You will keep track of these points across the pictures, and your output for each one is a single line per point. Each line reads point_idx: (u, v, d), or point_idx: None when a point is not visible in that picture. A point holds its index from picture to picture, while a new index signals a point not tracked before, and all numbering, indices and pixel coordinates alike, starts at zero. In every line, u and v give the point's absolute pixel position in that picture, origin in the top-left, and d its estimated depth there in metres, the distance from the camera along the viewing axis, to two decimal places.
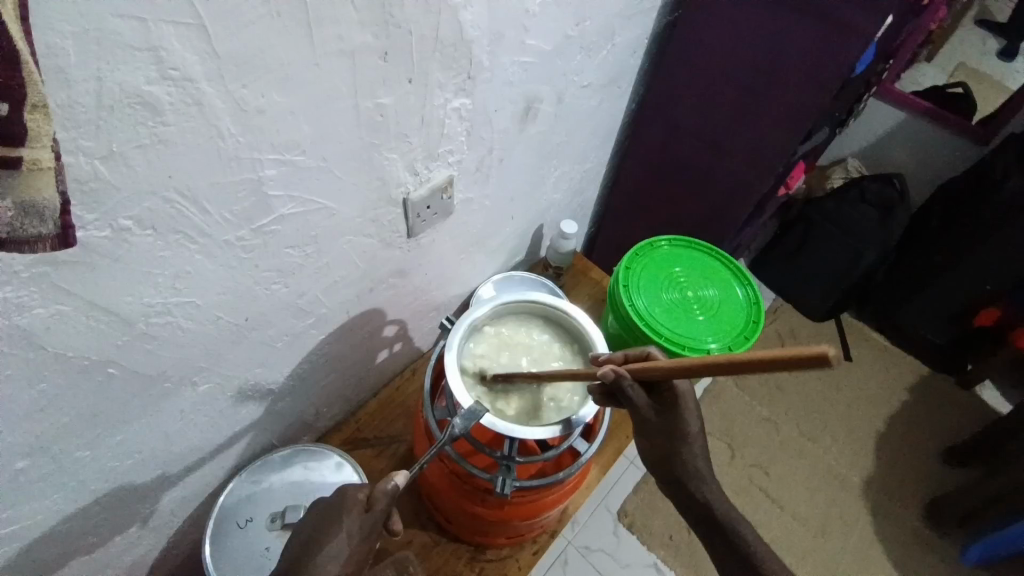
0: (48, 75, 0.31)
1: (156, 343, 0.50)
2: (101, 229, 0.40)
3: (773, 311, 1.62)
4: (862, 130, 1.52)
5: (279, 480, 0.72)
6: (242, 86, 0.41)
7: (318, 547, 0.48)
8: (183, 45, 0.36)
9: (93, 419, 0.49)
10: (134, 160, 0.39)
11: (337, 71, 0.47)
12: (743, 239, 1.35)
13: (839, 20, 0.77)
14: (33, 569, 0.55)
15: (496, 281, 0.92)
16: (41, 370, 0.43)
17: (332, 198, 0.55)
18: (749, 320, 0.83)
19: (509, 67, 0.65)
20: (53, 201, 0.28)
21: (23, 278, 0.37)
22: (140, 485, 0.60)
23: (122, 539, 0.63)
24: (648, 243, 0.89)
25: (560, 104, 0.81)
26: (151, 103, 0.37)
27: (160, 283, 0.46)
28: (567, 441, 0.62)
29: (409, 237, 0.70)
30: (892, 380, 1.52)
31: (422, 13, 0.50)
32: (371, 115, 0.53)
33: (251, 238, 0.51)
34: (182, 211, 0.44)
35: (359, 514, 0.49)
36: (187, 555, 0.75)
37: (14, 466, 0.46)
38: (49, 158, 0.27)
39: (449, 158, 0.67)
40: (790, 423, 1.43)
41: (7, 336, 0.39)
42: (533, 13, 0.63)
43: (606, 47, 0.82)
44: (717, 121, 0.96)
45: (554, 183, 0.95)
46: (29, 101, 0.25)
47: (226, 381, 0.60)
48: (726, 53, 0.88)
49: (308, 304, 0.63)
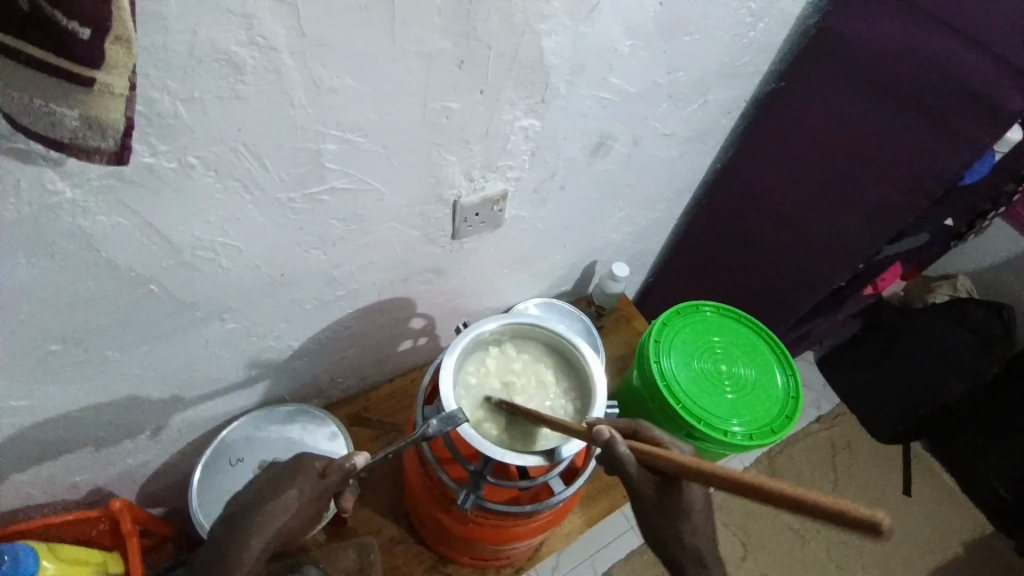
0: (151, 19, 0.36)
1: (196, 274, 0.55)
2: (170, 161, 0.44)
3: (830, 415, 1.48)
4: (980, 249, 1.37)
5: (277, 432, 0.76)
6: (321, 65, 0.45)
7: (274, 499, 0.50)
8: (274, 18, 0.40)
9: (127, 325, 0.55)
10: (210, 108, 0.43)
11: (411, 69, 0.50)
12: (811, 330, 1.26)
13: (954, 126, 0.71)
14: (48, 444, 0.62)
15: (535, 304, 0.93)
16: (92, 269, 0.48)
17: (384, 183, 0.58)
18: (783, 412, 0.77)
19: (586, 100, 0.66)
20: (118, 123, 0.32)
21: (94, 185, 0.43)
22: (156, 398, 0.66)
23: (129, 442, 0.69)
24: (693, 305, 0.86)
25: (636, 147, 0.80)
26: (234, 62, 0.41)
27: (211, 221, 0.51)
28: (545, 476, 0.61)
29: (453, 238, 0.72)
30: (948, 528, 1.36)
31: (505, 32, 0.52)
32: (436, 116, 0.55)
33: (302, 202, 0.55)
34: (243, 162, 0.48)
35: (313, 478, 0.51)
36: (183, 475, 0.80)
37: (50, 346, 0.52)
38: (122, 86, 0.31)
39: (508, 173, 0.68)
40: (817, 541, 1.30)
41: (70, 232, 0.44)
42: (621, 53, 0.64)
43: (697, 102, 0.80)
44: (801, 202, 0.91)
45: (616, 224, 0.94)
46: (114, 34, 0.29)
47: (251, 326, 0.65)
48: (824, 135, 0.84)
49: (342, 276, 0.66)
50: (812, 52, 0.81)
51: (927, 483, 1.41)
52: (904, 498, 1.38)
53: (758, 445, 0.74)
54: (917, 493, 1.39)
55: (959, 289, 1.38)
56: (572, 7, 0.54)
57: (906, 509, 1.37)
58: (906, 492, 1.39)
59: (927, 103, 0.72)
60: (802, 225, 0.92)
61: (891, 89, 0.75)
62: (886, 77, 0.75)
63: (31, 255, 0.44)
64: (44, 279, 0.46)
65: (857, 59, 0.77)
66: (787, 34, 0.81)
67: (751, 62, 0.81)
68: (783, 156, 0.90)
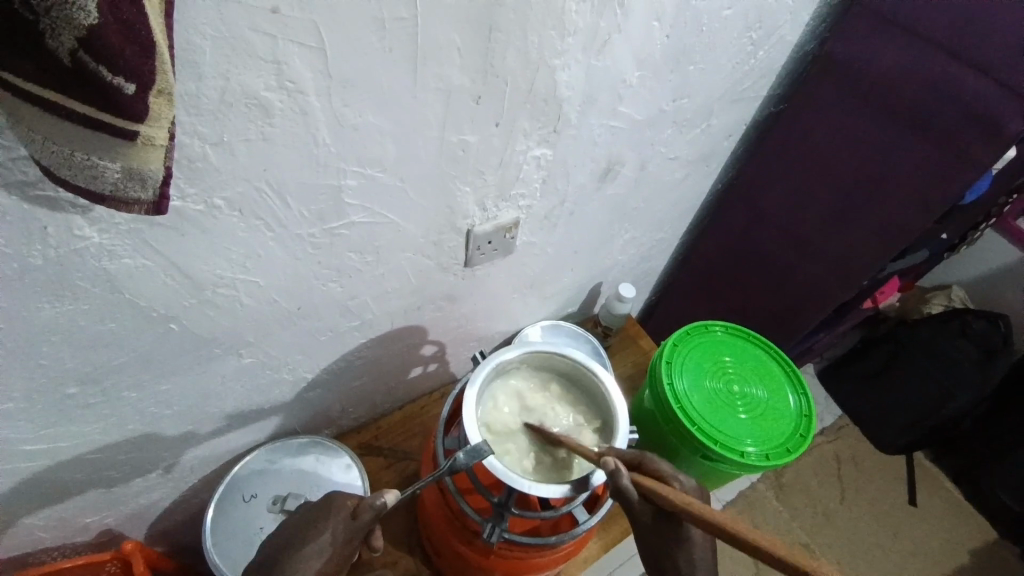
0: (184, 67, 0.37)
1: (216, 310, 0.54)
2: (197, 202, 0.45)
3: (834, 427, 1.49)
4: (973, 260, 1.40)
5: (290, 464, 0.75)
6: (346, 105, 0.46)
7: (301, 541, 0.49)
8: (304, 63, 0.41)
9: (146, 364, 0.54)
10: (238, 150, 0.43)
11: (431, 106, 0.51)
12: (814, 345, 1.27)
13: (956, 147, 0.73)
14: (62, 487, 0.60)
15: (544, 327, 0.92)
16: (114, 311, 0.48)
17: (401, 215, 0.59)
18: (796, 431, 0.77)
19: (596, 128, 0.68)
20: (157, 173, 0.33)
21: (120, 229, 0.43)
22: (171, 435, 0.65)
23: (141, 481, 0.67)
24: (702, 325, 0.86)
25: (642, 171, 0.81)
26: (264, 106, 0.42)
27: (233, 259, 0.51)
28: (568, 505, 0.60)
29: (466, 265, 0.72)
30: (953, 538, 1.36)
31: (522, 67, 0.53)
32: (453, 149, 0.56)
33: (321, 237, 0.55)
34: (266, 201, 0.48)
35: (344, 519, 0.51)
36: (193, 511, 0.79)
37: (68, 388, 0.51)
38: (162, 137, 0.31)
39: (520, 201, 0.69)
40: (829, 557, 1.29)
41: (95, 275, 0.44)
42: (629, 83, 0.65)
43: (700, 126, 0.82)
44: (805, 221, 0.92)
45: (622, 246, 0.95)
46: (156, 87, 0.29)
47: (267, 360, 0.64)
48: (826, 156, 0.86)
49: (357, 307, 0.66)
50: (813, 76, 0.83)
51: (931, 494, 1.42)
52: (912, 509, 1.38)
53: (775, 465, 0.73)
54: (923, 504, 1.40)
55: (954, 300, 1.40)
56: (585, 42, 0.56)
57: (914, 520, 1.37)
58: (912, 503, 1.39)
59: (927, 126, 0.74)
60: (806, 244, 0.94)
61: (888, 112, 0.77)
62: (887, 100, 0.77)
63: (55, 299, 0.44)
64: (67, 322, 0.46)
65: (857, 83, 0.79)
66: (787, 58, 0.83)
67: (751, 87, 0.83)
68: (786, 177, 0.92)
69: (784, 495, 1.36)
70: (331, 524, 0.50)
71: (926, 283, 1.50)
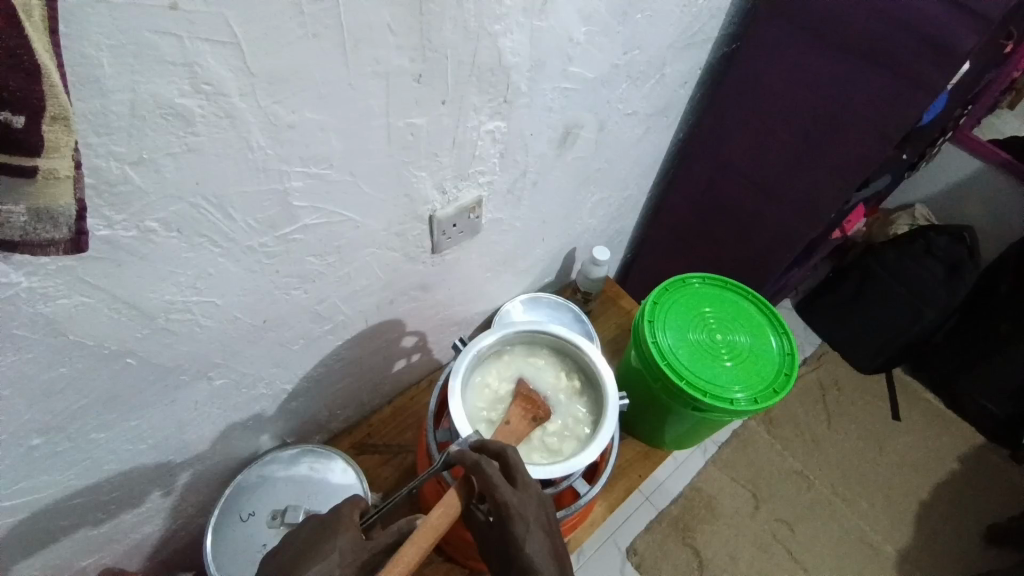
0: (80, 83, 0.33)
1: (175, 337, 0.51)
2: (128, 229, 0.41)
3: (816, 356, 1.53)
4: (933, 175, 1.42)
5: (285, 476, 0.73)
6: (275, 102, 0.42)
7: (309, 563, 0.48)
8: (219, 62, 0.38)
9: (110, 403, 0.52)
10: (163, 166, 0.40)
11: (370, 91, 0.47)
12: (789, 281, 1.28)
13: (907, 73, 0.72)
14: (42, 540, 0.58)
15: (523, 301, 0.91)
16: (62, 354, 0.45)
17: (358, 210, 0.56)
18: (782, 371, 0.78)
19: (549, 93, 0.65)
20: (68, 209, 0.30)
21: (49, 270, 0.39)
22: (152, 469, 0.62)
23: (130, 517, 0.65)
24: (679, 279, 0.86)
25: (602, 131, 0.79)
26: (183, 115, 0.38)
27: (182, 282, 0.48)
28: (568, 480, 0.60)
29: (434, 252, 0.70)
30: (936, 445, 1.43)
31: (462, 39, 0.50)
32: (402, 134, 0.53)
33: (275, 245, 0.52)
34: (208, 216, 0.45)
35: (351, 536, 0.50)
36: (193, 536, 0.77)
37: (29, 442, 0.48)
38: (67, 167, 0.28)
39: (480, 179, 0.66)
40: (824, 480, 1.34)
41: (31, 322, 0.41)
42: (577, 42, 0.62)
43: (656, 77, 0.80)
44: (764, 163, 0.92)
45: (590, 209, 0.94)
46: (48, 113, 0.26)
47: (241, 378, 0.62)
48: (780, 97, 0.85)
49: (327, 310, 0.64)
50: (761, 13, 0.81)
51: (913, 407, 1.47)
52: (896, 424, 1.44)
53: (764, 407, 0.74)
54: (906, 417, 1.46)
55: (918, 218, 1.42)
56: (525, 3, 0.52)
57: (898, 434, 1.43)
58: (895, 419, 1.45)
59: (875, 52, 0.73)
60: (770, 185, 0.94)
61: (838, 44, 0.76)
62: (836, 32, 0.76)
63: None
64: (12, 374, 0.43)
65: (804, 18, 0.78)
66: None
67: (702, 30, 0.81)
68: (744, 122, 0.90)
69: (775, 428, 1.40)
70: (339, 540, 0.49)
71: (891, 205, 1.53)
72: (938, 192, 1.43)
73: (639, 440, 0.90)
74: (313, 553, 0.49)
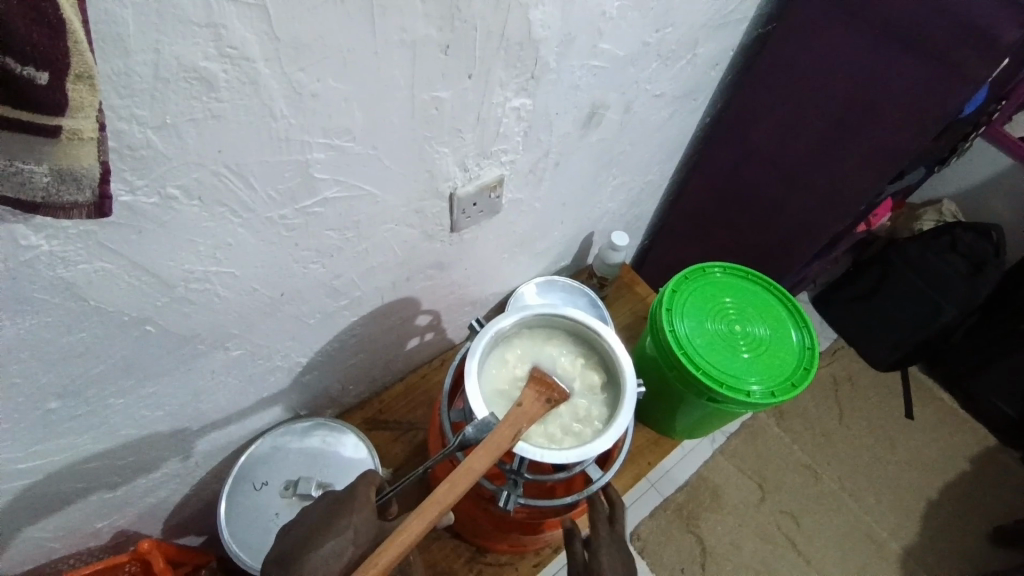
0: (103, 41, 0.32)
1: (193, 307, 0.51)
2: (150, 195, 0.41)
3: (831, 351, 1.51)
4: (964, 170, 1.38)
5: (297, 448, 0.74)
6: (299, 70, 0.41)
7: (322, 539, 0.49)
8: (244, 24, 0.36)
9: (128, 369, 0.52)
10: (186, 132, 0.39)
11: (395, 61, 0.46)
12: (808, 274, 1.26)
13: (947, 61, 0.69)
14: (60, 500, 0.59)
15: (539, 283, 0.90)
16: (81, 319, 0.45)
17: (378, 185, 0.55)
18: (801, 365, 0.76)
19: (577, 71, 0.63)
20: (92, 171, 0.29)
21: (70, 234, 0.39)
22: (167, 436, 0.63)
23: (145, 482, 0.66)
24: (700, 267, 0.85)
25: (627, 113, 0.77)
26: (207, 79, 0.37)
27: (202, 252, 0.47)
28: (581, 466, 0.60)
29: (452, 231, 0.69)
30: (948, 444, 1.41)
31: (491, 10, 0.48)
32: (426, 108, 0.52)
33: (295, 217, 0.51)
34: (229, 185, 0.44)
35: (364, 515, 0.50)
36: (206, 502, 0.79)
37: (48, 404, 0.49)
38: (91, 129, 0.27)
39: (502, 157, 0.65)
40: (832, 475, 1.33)
41: (51, 285, 0.41)
42: (609, 17, 0.60)
43: (686, 57, 0.77)
44: (793, 151, 0.89)
45: (611, 193, 0.92)
46: (74, 71, 0.25)
47: (256, 350, 0.62)
48: (814, 82, 0.82)
49: (343, 286, 0.63)
50: None
51: (927, 406, 1.46)
52: (908, 422, 1.43)
53: (781, 401, 0.73)
54: (919, 416, 1.44)
55: (945, 214, 1.38)
56: None
57: (910, 432, 1.41)
58: (908, 417, 1.43)
59: (918, 39, 0.70)
60: (796, 175, 0.91)
61: (880, 27, 0.73)
62: (879, 15, 0.72)
63: (14, 315, 0.41)
64: (32, 337, 0.43)
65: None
66: None
67: (737, 10, 0.77)
68: (774, 107, 0.87)
69: (785, 421, 1.39)
70: (352, 518, 0.50)
71: (917, 199, 1.49)
72: (968, 188, 1.39)
73: (650, 428, 0.90)
74: (327, 528, 0.49)
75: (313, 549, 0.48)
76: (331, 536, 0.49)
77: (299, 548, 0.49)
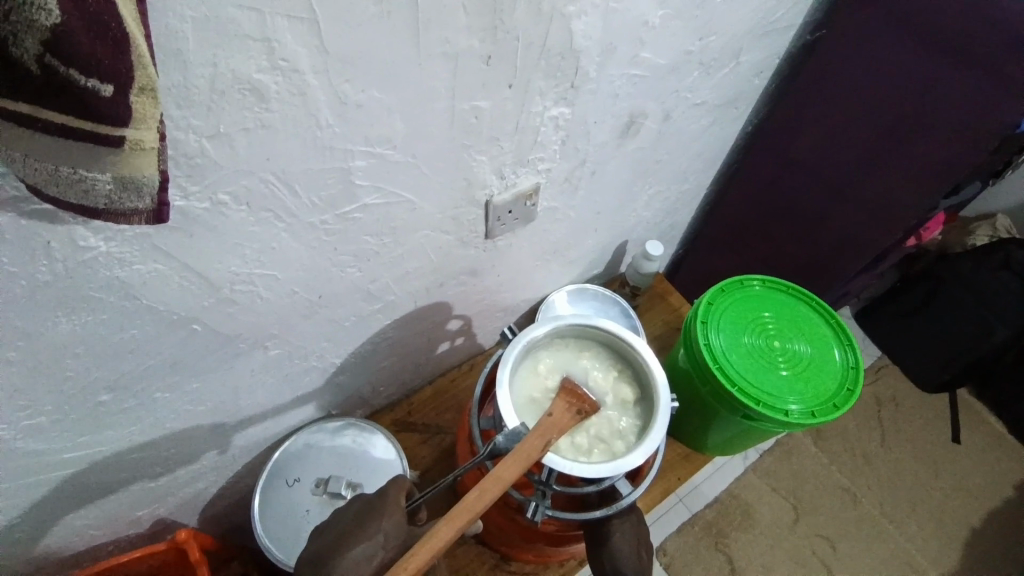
0: (165, 56, 0.33)
1: (237, 308, 0.53)
2: (202, 201, 0.42)
3: (873, 369, 1.45)
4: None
5: (329, 447, 0.75)
6: (346, 81, 0.42)
7: (353, 540, 0.50)
8: (296, 38, 0.37)
9: (174, 366, 0.54)
10: (237, 141, 0.40)
11: (437, 72, 0.46)
12: (851, 288, 1.21)
13: (1011, 73, 0.65)
14: (106, 487, 0.61)
15: (570, 291, 0.90)
16: (133, 318, 0.47)
17: (415, 193, 0.56)
18: (843, 386, 0.73)
19: (617, 80, 0.62)
20: (152, 180, 0.30)
21: (127, 236, 0.41)
22: (207, 431, 0.65)
23: (185, 473, 0.69)
24: (738, 280, 0.83)
25: (666, 122, 0.76)
26: (259, 91, 0.38)
27: (247, 255, 0.49)
28: (611, 480, 0.59)
29: (487, 238, 0.69)
30: (997, 472, 1.34)
31: (534, 20, 0.48)
32: (465, 117, 0.52)
33: (335, 223, 0.52)
34: (274, 191, 0.46)
35: (394, 519, 0.51)
36: (240, 495, 0.81)
37: (99, 397, 0.51)
38: (152, 139, 0.28)
39: (539, 165, 0.65)
40: (871, 498, 1.28)
41: (107, 285, 0.43)
42: (652, 26, 0.59)
43: (729, 65, 0.75)
44: (839, 162, 0.86)
45: (646, 202, 0.91)
46: (137, 84, 0.26)
47: (293, 350, 0.63)
48: (865, 92, 0.79)
49: (378, 290, 0.64)
50: None
51: (975, 430, 1.38)
52: (955, 447, 1.36)
53: (821, 423, 0.70)
54: (967, 440, 1.37)
55: (999, 230, 1.30)
56: None
57: (957, 457, 1.35)
58: (955, 441, 1.36)
59: (979, 49, 0.67)
60: (842, 187, 0.88)
61: (938, 36, 0.70)
62: (937, 23, 0.69)
63: (72, 312, 0.43)
64: (87, 333, 0.45)
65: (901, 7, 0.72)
66: None
67: (784, 17, 0.75)
68: (821, 117, 0.85)
69: (822, 440, 1.34)
70: (383, 521, 0.50)
71: (970, 213, 1.42)
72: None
73: (681, 443, 0.88)
74: (358, 529, 0.50)
75: (344, 550, 0.49)
76: (362, 538, 0.49)
77: (330, 548, 0.50)
